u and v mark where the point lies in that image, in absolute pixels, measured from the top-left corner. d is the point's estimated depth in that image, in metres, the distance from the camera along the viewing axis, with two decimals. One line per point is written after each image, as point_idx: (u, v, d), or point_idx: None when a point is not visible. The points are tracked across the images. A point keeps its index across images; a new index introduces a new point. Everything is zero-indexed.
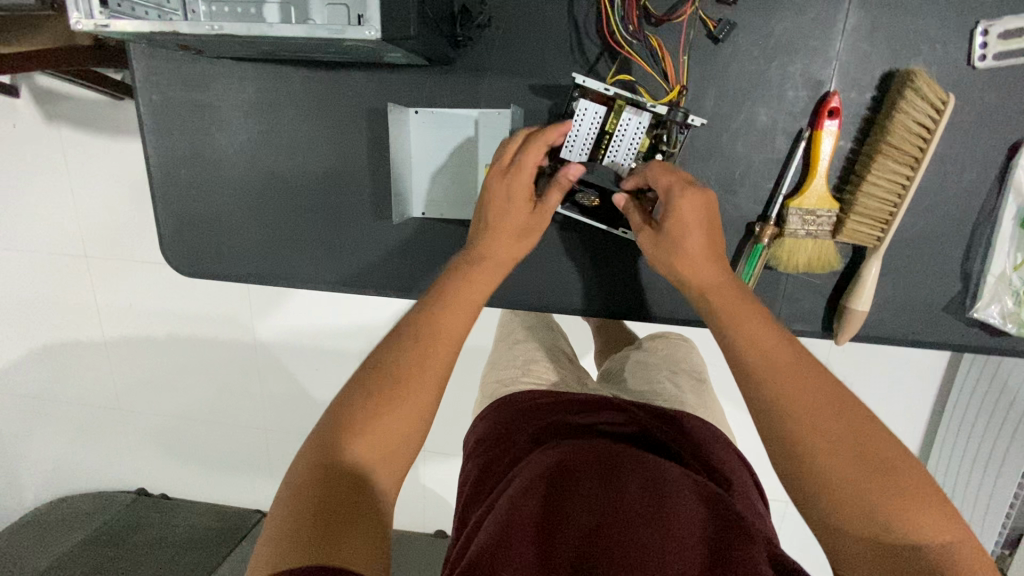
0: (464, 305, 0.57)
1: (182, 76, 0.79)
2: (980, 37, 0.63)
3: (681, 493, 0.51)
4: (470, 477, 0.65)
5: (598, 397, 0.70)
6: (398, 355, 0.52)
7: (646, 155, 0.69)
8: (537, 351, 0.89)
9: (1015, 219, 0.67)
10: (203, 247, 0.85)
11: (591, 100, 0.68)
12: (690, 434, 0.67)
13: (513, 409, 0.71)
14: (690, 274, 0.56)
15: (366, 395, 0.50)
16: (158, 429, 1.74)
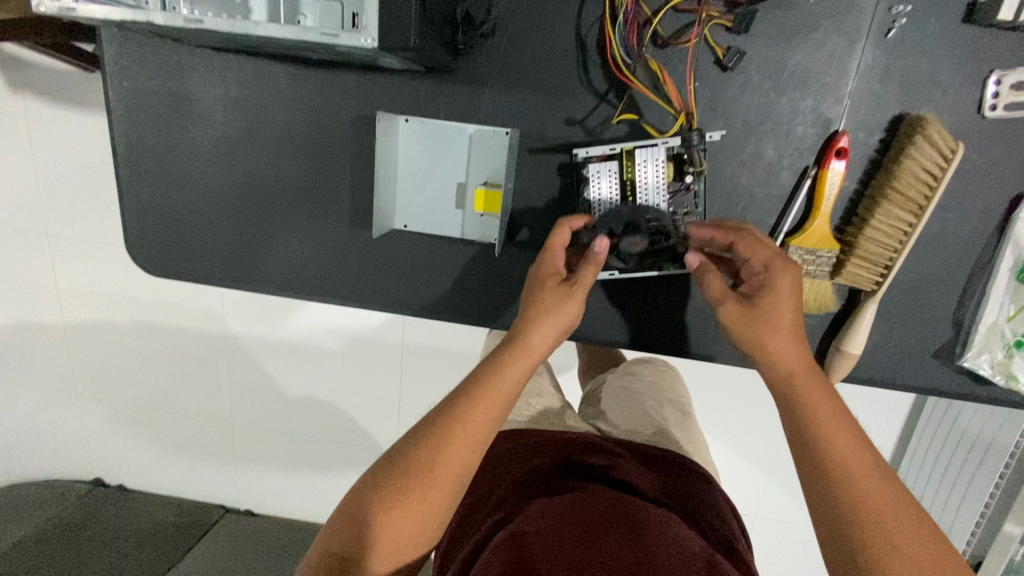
0: (492, 402, 0.53)
1: (157, 62, 0.73)
2: (992, 87, 0.62)
3: (663, 531, 0.51)
4: (454, 519, 0.64)
5: (586, 437, 0.70)
6: (414, 445, 0.52)
7: (673, 181, 0.67)
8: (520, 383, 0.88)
9: (1012, 271, 0.67)
10: (170, 246, 0.80)
11: (599, 161, 0.68)
12: (675, 475, 0.67)
13: (506, 446, 0.71)
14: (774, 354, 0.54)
15: (382, 486, 0.50)
16: (117, 420, 1.66)
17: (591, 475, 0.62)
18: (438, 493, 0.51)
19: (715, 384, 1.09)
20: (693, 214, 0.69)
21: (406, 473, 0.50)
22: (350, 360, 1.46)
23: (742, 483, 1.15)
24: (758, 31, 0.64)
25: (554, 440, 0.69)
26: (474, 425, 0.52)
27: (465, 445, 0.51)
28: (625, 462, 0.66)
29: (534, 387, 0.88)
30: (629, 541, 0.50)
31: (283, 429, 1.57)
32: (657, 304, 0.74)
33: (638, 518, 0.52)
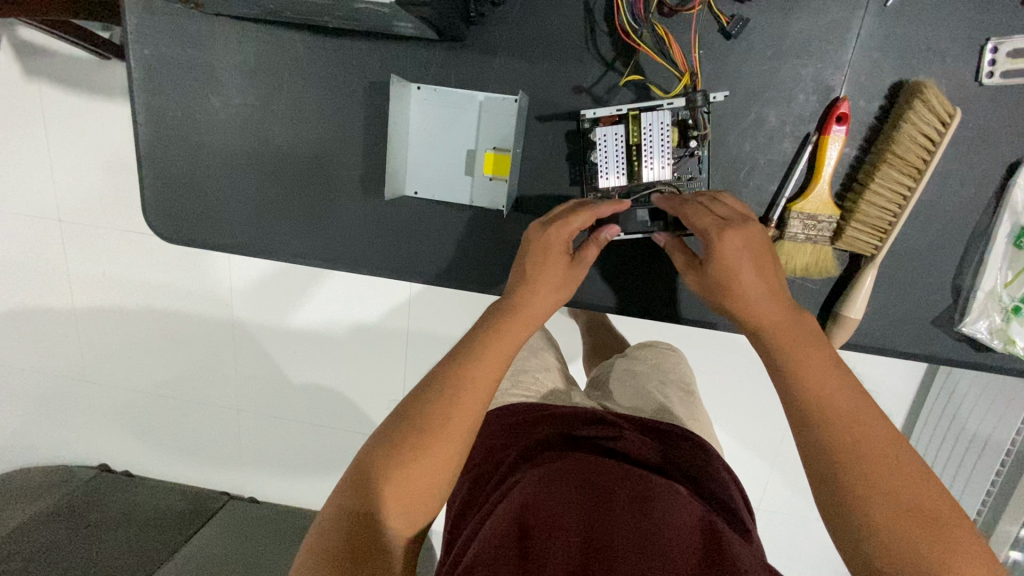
0: (496, 359, 0.57)
1: (177, 32, 0.76)
2: (989, 54, 0.64)
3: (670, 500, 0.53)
4: (462, 494, 0.65)
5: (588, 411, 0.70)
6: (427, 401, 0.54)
7: (679, 145, 0.68)
8: (527, 360, 0.89)
9: (1008, 237, 0.69)
10: (187, 214, 0.82)
11: (605, 125, 0.69)
12: (678, 445, 0.69)
13: (508, 421, 0.71)
14: (748, 314, 0.57)
15: (400, 443, 0.52)
16: (124, 404, 1.68)
17: (592, 441, 0.63)
18: (452, 447, 0.53)
19: (718, 364, 1.10)
20: (698, 179, 0.69)
21: (420, 427, 0.52)
22: (356, 344, 1.48)
23: (745, 466, 1.16)
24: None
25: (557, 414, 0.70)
26: (476, 385, 0.55)
27: (476, 399, 0.54)
28: (629, 433, 0.67)
29: (540, 364, 0.89)
30: (636, 508, 0.51)
31: (289, 414, 1.59)
32: (661, 271, 0.76)
33: (642, 487, 0.54)
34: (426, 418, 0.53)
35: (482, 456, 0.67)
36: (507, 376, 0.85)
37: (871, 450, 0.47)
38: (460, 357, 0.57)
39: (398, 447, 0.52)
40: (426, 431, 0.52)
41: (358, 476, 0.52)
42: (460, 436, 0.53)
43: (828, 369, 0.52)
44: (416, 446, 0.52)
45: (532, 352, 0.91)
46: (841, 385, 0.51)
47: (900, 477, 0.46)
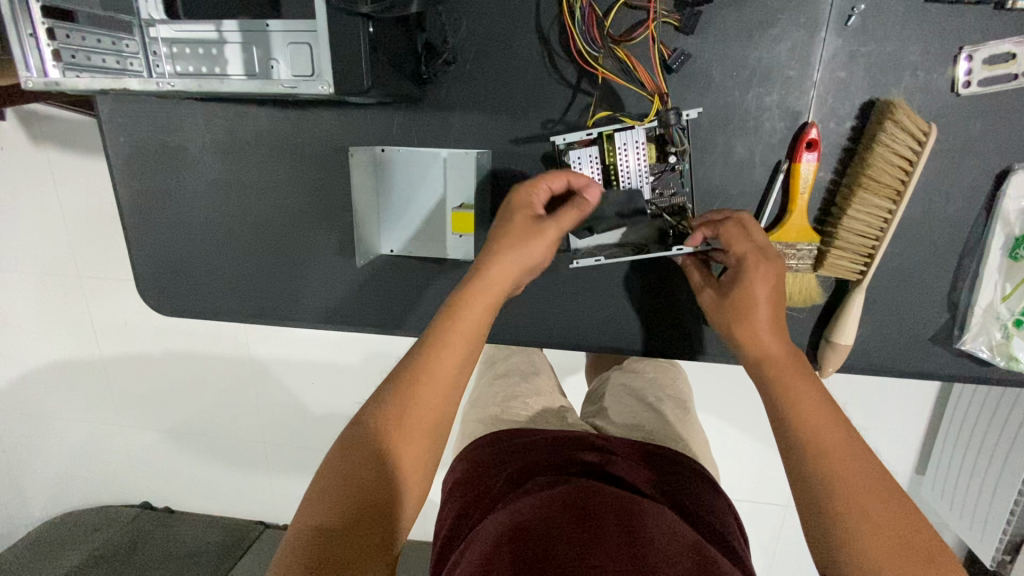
0: (463, 337, 0.57)
1: (148, 116, 0.78)
2: (964, 63, 0.61)
3: (661, 526, 0.52)
4: (448, 529, 0.64)
5: (576, 437, 0.70)
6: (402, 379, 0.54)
7: (658, 162, 0.66)
8: (519, 386, 0.87)
9: (1003, 249, 0.65)
10: (178, 286, 0.84)
11: (580, 148, 0.67)
12: (669, 473, 0.67)
13: (495, 450, 0.70)
14: (749, 336, 0.57)
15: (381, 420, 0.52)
16: (158, 445, 1.75)
17: (580, 465, 0.63)
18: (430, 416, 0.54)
19: (723, 377, 1.08)
20: (680, 194, 0.68)
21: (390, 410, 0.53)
22: (370, 374, 1.50)
23: (763, 474, 1.14)
24: (715, 31, 0.64)
25: (542, 440, 0.69)
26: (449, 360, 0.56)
27: (445, 379, 0.55)
28: (616, 457, 0.66)
29: (532, 389, 0.87)
30: (620, 532, 0.51)
31: (314, 444, 1.63)
32: (644, 307, 0.75)
33: (626, 511, 0.54)
34: (397, 406, 0.53)
35: (468, 488, 0.67)
36: (497, 402, 0.83)
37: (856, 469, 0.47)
38: (429, 338, 0.57)
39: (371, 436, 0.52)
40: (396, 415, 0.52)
41: (337, 481, 0.50)
42: (431, 418, 0.54)
43: (817, 398, 0.52)
44: (390, 434, 0.52)
45: (524, 376, 0.90)
46: (831, 415, 0.51)
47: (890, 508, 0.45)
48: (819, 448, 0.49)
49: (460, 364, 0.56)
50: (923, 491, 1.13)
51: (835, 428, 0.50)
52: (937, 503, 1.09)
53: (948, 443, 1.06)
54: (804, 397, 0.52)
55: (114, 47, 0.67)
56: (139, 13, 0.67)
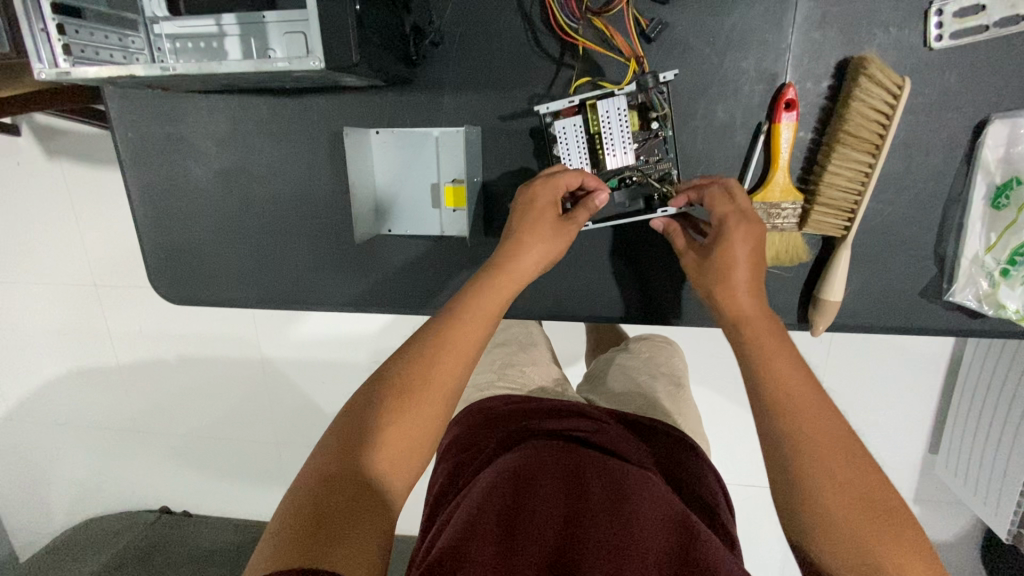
0: (480, 315, 0.60)
1: (155, 112, 0.81)
2: (934, 18, 0.62)
3: (646, 495, 0.53)
4: (441, 485, 0.66)
5: (567, 405, 0.71)
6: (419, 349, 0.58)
7: (640, 129, 0.68)
8: (518, 358, 0.89)
9: (986, 199, 0.66)
10: (188, 275, 0.88)
11: (565, 118, 0.69)
12: (656, 443, 0.68)
13: (487, 416, 0.72)
14: (722, 295, 0.58)
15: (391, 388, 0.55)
16: (175, 448, 1.79)
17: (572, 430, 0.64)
18: (443, 384, 0.57)
19: (723, 353, 1.09)
20: (665, 160, 0.69)
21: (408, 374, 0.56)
22: None
23: None
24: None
25: (533, 407, 0.70)
26: (465, 335, 0.59)
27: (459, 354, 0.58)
28: (608, 424, 0.67)
29: (530, 361, 0.89)
30: (608, 498, 0.52)
31: None
32: (635, 274, 0.76)
33: (616, 476, 0.55)
34: (416, 366, 0.56)
35: (460, 451, 0.69)
36: (493, 369, 0.86)
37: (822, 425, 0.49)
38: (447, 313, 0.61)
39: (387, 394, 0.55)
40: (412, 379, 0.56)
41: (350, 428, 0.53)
42: (444, 387, 0.57)
43: (791, 359, 0.53)
44: (405, 392, 0.55)
45: (524, 352, 0.91)
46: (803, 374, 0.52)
47: (851, 462, 0.47)
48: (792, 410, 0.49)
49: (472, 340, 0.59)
50: (932, 463, 1.12)
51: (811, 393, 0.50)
52: (945, 474, 1.09)
53: (954, 413, 1.05)
54: (775, 355, 0.53)
55: (121, 43, 0.72)
56: (145, 11, 0.70)
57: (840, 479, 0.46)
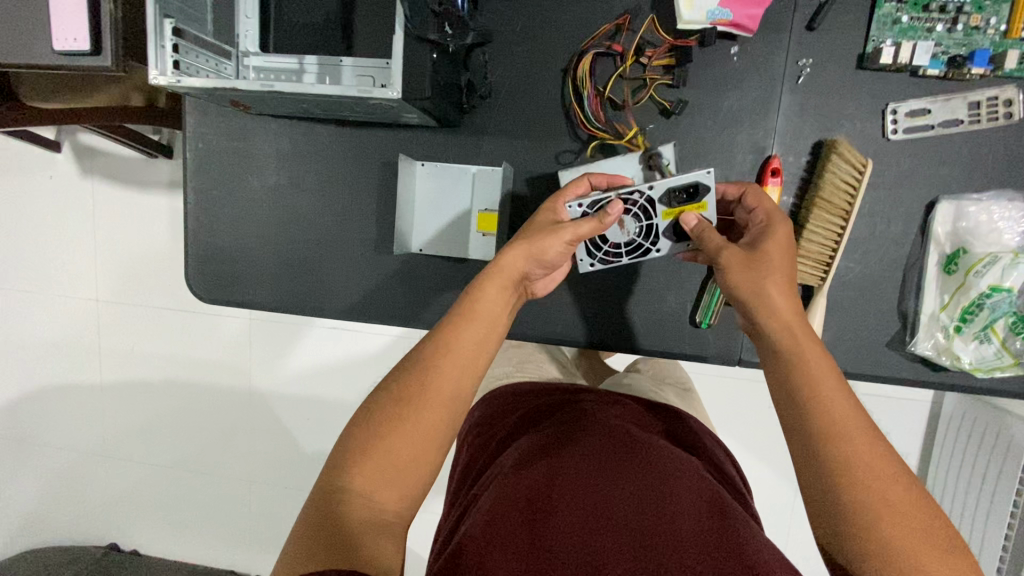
0: (476, 337, 0.66)
1: (226, 129, 0.92)
2: (890, 115, 0.77)
3: (670, 461, 0.58)
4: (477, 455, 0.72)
5: (593, 391, 0.77)
6: (411, 370, 0.63)
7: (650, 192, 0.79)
8: (531, 354, 0.97)
9: (938, 264, 0.78)
10: (224, 277, 0.96)
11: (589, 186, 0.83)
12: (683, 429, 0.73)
13: (520, 400, 0.79)
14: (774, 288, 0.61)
15: (395, 397, 0.62)
16: (142, 477, 1.73)
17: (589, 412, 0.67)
18: (438, 402, 0.62)
19: None
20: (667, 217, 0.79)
21: (384, 424, 0.60)
22: None
23: None
24: (697, 83, 0.81)
25: (560, 393, 0.77)
26: (463, 351, 0.65)
27: (441, 404, 0.61)
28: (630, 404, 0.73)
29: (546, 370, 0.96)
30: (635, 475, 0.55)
31: (300, 482, 1.62)
32: (638, 308, 0.87)
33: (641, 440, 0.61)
34: (412, 379, 0.62)
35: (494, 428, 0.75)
36: (512, 364, 0.93)
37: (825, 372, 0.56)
38: (426, 354, 0.64)
39: (362, 443, 0.59)
40: (384, 433, 0.60)
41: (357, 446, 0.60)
42: (439, 402, 0.62)
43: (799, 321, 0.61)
44: (402, 404, 0.61)
45: None
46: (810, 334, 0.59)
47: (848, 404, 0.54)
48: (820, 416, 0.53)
49: (461, 378, 0.64)
50: None
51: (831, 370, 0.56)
52: None
53: None
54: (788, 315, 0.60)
55: (216, 66, 0.84)
56: (240, 45, 0.86)
57: (841, 419, 0.53)
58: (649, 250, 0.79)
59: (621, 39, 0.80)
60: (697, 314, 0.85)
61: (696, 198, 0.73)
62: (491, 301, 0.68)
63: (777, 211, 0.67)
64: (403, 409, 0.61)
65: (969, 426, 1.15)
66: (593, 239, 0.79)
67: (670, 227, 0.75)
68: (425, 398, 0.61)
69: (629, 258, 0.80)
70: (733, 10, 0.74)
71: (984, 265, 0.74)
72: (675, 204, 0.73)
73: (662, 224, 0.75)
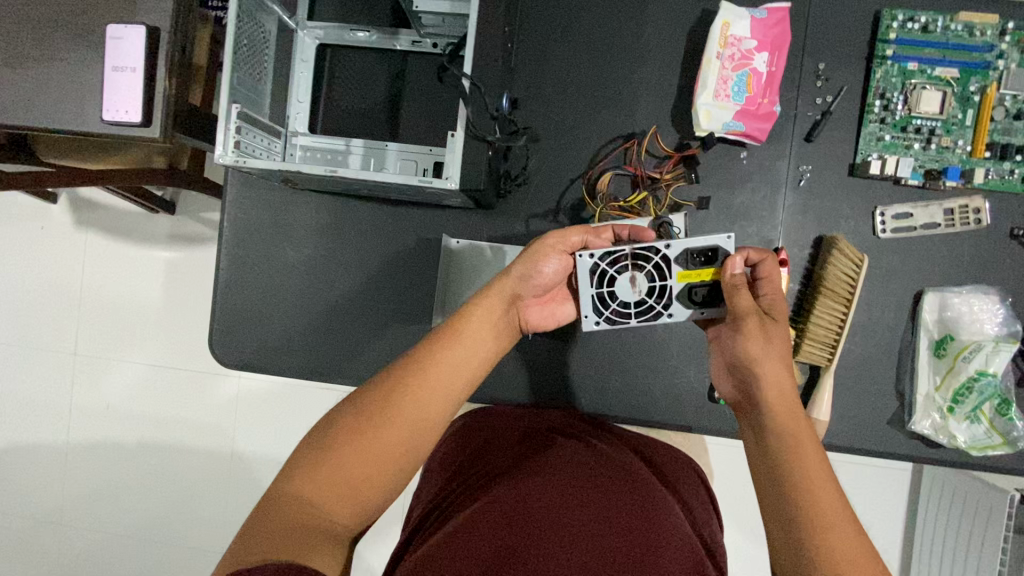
0: (455, 363, 0.67)
1: (265, 200, 0.96)
2: (879, 217, 0.88)
3: None
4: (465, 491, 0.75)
5: (580, 437, 0.82)
6: (386, 380, 0.65)
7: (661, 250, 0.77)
8: None
9: (930, 348, 0.86)
10: (246, 343, 0.97)
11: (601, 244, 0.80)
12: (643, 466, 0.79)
13: (514, 437, 0.82)
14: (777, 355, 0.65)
15: (367, 407, 0.63)
16: (104, 549, 1.61)
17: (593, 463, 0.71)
18: (410, 422, 0.63)
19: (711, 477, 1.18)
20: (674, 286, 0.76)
21: (347, 436, 0.61)
22: None
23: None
24: (712, 180, 0.90)
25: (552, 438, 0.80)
26: (441, 375, 0.66)
27: (404, 423, 0.62)
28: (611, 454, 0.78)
29: None
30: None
31: None
32: (657, 383, 0.92)
33: None
34: (386, 392, 0.64)
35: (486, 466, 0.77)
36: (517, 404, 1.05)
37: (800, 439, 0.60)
38: (399, 376, 0.65)
39: (325, 449, 0.61)
40: (346, 446, 0.61)
41: (319, 453, 0.61)
42: (410, 423, 0.63)
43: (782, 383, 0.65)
44: (373, 420, 0.62)
45: None
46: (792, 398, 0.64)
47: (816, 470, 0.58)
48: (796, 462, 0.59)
49: (437, 404, 0.65)
50: None
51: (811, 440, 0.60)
52: None
53: None
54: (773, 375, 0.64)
55: (268, 146, 0.89)
56: (291, 126, 0.93)
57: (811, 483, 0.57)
58: (660, 315, 0.74)
59: (632, 158, 0.90)
60: (716, 390, 0.90)
61: (712, 263, 0.72)
62: (471, 325, 0.69)
63: (783, 291, 0.70)
64: (365, 425, 0.62)
65: (954, 498, 1.20)
66: (602, 295, 0.74)
67: (684, 291, 0.73)
68: (399, 418, 0.63)
69: (638, 320, 0.74)
70: (744, 123, 0.85)
71: (970, 352, 0.85)
72: (692, 266, 0.72)
73: (677, 287, 0.72)
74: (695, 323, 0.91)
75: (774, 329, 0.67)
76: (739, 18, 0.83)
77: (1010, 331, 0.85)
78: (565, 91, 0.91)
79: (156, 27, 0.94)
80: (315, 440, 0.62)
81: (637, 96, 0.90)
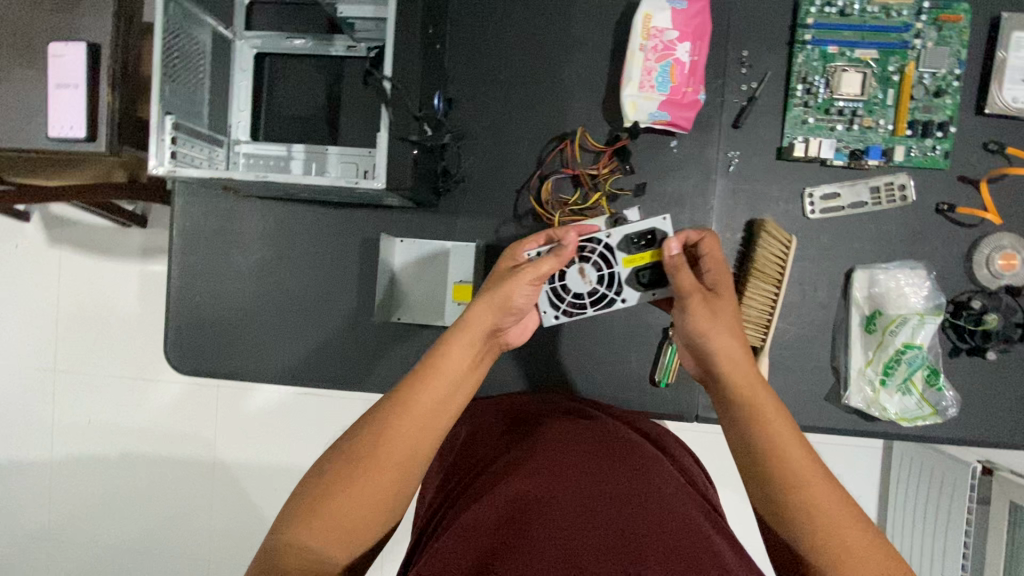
0: (440, 386, 0.64)
1: (212, 207, 0.98)
2: (807, 198, 0.90)
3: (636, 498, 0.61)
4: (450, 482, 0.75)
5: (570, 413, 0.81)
6: (371, 418, 0.63)
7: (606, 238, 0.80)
8: None
9: (860, 324, 0.88)
10: (201, 349, 0.99)
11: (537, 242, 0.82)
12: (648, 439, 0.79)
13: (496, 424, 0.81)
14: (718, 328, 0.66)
15: (354, 449, 0.61)
16: (91, 561, 1.63)
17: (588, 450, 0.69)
18: (400, 454, 0.61)
19: None
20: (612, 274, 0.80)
21: (337, 479, 0.59)
22: None
23: None
24: (644, 170, 0.92)
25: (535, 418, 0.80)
26: (427, 400, 0.63)
27: (397, 464, 0.60)
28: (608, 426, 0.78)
29: None
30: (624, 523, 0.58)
31: None
32: (602, 370, 0.94)
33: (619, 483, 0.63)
34: (370, 430, 0.61)
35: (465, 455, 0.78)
36: None
37: (763, 406, 0.61)
38: (385, 413, 0.62)
39: (316, 496, 0.59)
40: (336, 488, 0.59)
41: (310, 499, 0.59)
42: (401, 456, 0.61)
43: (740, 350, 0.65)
44: (361, 459, 0.60)
45: None
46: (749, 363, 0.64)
47: (782, 432, 0.59)
48: (762, 427, 0.59)
49: (424, 431, 0.63)
50: None
51: (772, 402, 0.61)
52: None
53: None
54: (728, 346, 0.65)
55: (209, 156, 0.91)
56: (232, 135, 0.95)
57: (779, 448, 0.58)
58: (613, 301, 0.77)
59: (568, 157, 0.92)
60: (657, 374, 0.92)
61: (654, 245, 0.75)
62: (454, 344, 0.67)
63: (725, 264, 0.71)
64: (354, 467, 0.60)
65: (915, 470, 1.22)
66: (556, 290, 0.77)
67: (631, 275, 0.76)
68: (387, 452, 0.60)
69: (594, 309, 0.78)
70: (670, 111, 0.87)
71: (897, 325, 0.86)
72: (634, 250, 0.75)
73: (624, 272, 0.76)
74: (636, 308, 0.93)
75: (719, 304, 0.68)
76: (660, 9, 0.85)
77: (935, 304, 0.87)
78: (498, 89, 0.93)
79: (96, 44, 0.96)
80: (303, 487, 0.60)
81: (568, 90, 0.92)
